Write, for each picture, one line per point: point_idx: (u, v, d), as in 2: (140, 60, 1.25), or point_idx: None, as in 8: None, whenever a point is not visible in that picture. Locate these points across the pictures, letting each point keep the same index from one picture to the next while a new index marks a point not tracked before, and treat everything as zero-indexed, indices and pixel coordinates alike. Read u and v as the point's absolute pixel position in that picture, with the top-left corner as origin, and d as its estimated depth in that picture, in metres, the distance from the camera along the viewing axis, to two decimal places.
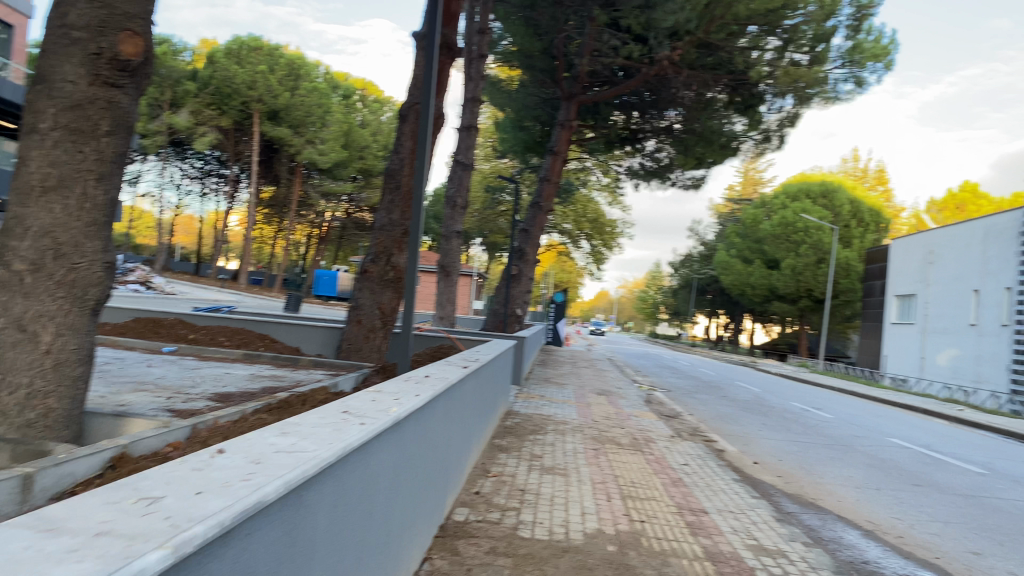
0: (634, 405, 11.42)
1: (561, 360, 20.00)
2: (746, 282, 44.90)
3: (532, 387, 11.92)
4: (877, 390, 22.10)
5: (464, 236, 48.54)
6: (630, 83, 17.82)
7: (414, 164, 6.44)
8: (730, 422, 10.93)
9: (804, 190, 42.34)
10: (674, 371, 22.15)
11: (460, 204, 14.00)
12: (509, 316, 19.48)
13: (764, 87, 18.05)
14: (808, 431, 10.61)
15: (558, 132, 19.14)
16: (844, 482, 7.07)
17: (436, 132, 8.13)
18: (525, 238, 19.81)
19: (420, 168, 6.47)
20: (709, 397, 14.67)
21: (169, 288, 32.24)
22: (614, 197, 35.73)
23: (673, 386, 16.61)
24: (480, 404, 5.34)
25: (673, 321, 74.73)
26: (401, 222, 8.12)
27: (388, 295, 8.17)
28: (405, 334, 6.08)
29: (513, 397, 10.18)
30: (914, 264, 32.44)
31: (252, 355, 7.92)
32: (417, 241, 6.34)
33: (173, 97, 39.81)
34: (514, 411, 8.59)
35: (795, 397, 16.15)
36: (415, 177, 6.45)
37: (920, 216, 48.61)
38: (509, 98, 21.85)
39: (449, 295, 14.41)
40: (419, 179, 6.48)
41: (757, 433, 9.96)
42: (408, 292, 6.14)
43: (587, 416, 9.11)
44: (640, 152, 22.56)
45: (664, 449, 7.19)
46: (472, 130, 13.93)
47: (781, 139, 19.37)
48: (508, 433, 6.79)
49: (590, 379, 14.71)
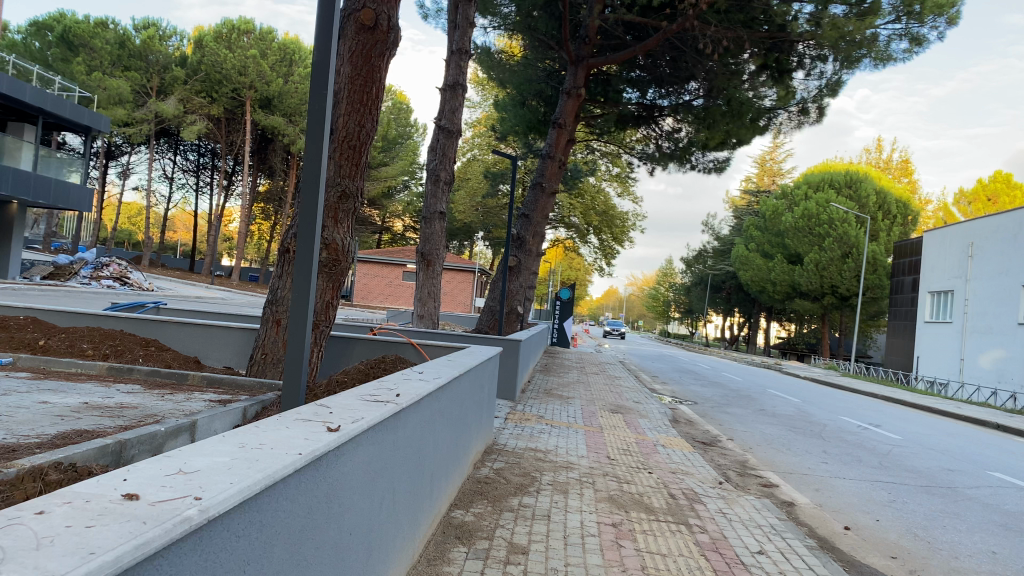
0: (658, 429, 8.93)
1: (567, 364, 17.55)
2: (765, 278, 42.17)
3: (527, 405, 9.43)
4: (921, 396, 19.70)
5: (469, 228, 46.06)
6: (648, 45, 15.26)
7: (315, 35, 3.65)
8: (781, 451, 8.50)
9: (827, 180, 39.82)
10: (693, 375, 19.79)
11: (444, 178, 11.60)
12: (508, 313, 16.79)
13: (802, 47, 15.61)
14: (885, 463, 8.18)
15: (563, 102, 16.54)
16: (993, 567, 4.62)
17: (384, 52, 5.85)
18: (526, 224, 17.07)
19: (327, 40, 3.63)
20: (744, 412, 12.19)
21: (149, 284, 29.82)
22: (625, 187, 33.28)
23: (698, 396, 14.16)
24: (403, 478, 2.86)
25: (684, 319, 72.17)
26: (339, 182, 5.81)
27: (320, 286, 5.87)
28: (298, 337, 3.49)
29: (500, 421, 7.70)
30: (952, 258, 29.77)
31: (121, 371, 5.53)
32: (315, 163, 3.57)
33: (161, 84, 37.53)
34: (499, 446, 6.18)
35: (840, 409, 13.72)
36: (318, 61, 3.63)
37: (949, 208, 46.12)
38: (508, 74, 19.47)
39: (431, 289, 11.87)
40: (324, 59, 3.65)
41: (830, 472, 7.47)
42: (303, 259, 3.53)
43: (598, 450, 6.71)
44: (655, 132, 20.18)
45: (720, 517, 4.71)
46: (458, 88, 11.45)
47: (821, 110, 17.16)
48: (480, 496, 4.40)
49: (600, 389, 12.32)
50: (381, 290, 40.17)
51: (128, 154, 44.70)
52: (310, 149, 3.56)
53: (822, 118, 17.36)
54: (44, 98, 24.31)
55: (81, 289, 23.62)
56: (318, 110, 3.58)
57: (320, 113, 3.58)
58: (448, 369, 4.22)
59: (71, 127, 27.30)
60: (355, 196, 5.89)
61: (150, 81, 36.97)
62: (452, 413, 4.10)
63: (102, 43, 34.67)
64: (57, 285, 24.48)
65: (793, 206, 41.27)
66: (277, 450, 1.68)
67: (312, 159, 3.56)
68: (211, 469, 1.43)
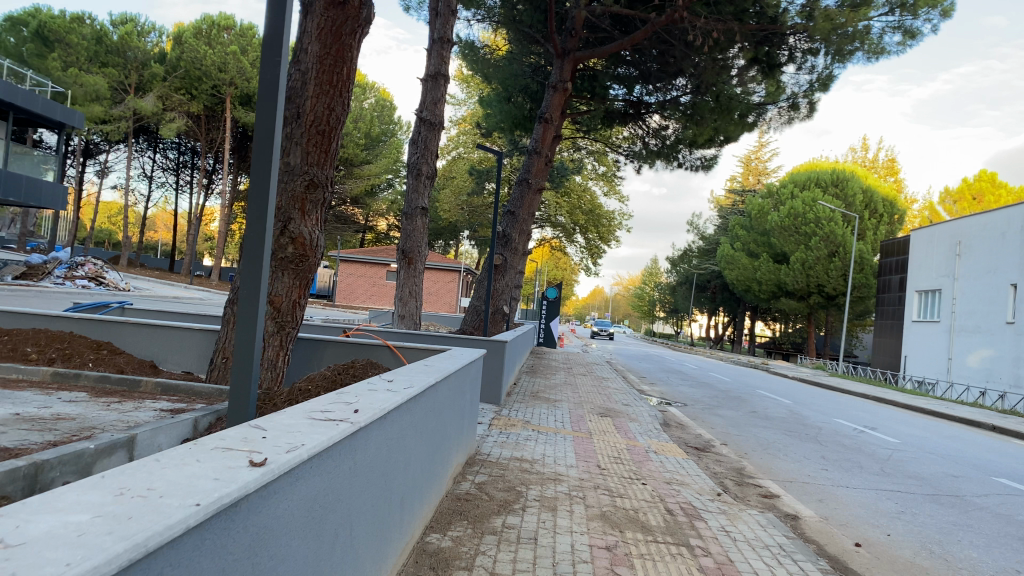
0: (650, 433, 8.51)
1: (554, 365, 17.10)
2: (751, 277, 41.90)
3: (513, 409, 9.00)
4: (911, 397, 19.43)
5: (453, 226, 45.58)
6: (636, 37, 14.82)
7: None
8: (778, 457, 8.12)
9: (813, 178, 39.63)
10: (681, 376, 19.40)
11: (425, 173, 11.13)
12: (493, 313, 16.28)
13: (793, 40, 15.26)
14: (887, 469, 7.82)
15: (549, 96, 16.11)
16: None
17: (356, 29, 5.44)
18: (512, 221, 16.58)
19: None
20: (736, 415, 11.80)
21: (126, 284, 29.14)
22: (611, 185, 32.92)
23: (689, 398, 13.77)
24: (365, 508, 2.41)
25: (670, 320, 71.93)
26: (307, 169, 5.37)
27: (286, 283, 5.42)
28: (249, 339, 3.03)
29: (483, 428, 7.24)
30: (939, 257, 29.60)
31: (67, 377, 5.04)
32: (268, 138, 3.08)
33: (139, 81, 36.72)
34: (482, 456, 5.75)
35: (833, 410, 13.38)
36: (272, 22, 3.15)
37: (934, 208, 46.09)
38: (493, 69, 19.02)
39: (413, 288, 11.40)
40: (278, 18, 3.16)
41: (832, 480, 7.10)
42: (255, 250, 3.06)
43: (588, 459, 6.28)
44: (642, 129, 19.77)
45: (723, 535, 4.31)
46: (440, 79, 11.02)
47: (811, 106, 16.82)
48: (460, 517, 3.96)
49: (588, 391, 11.89)
50: (364, 290, 39.60)
51: (106, 152, 43.78)
52: (262, 120, 3.08)
53: (812, 114, 17.00)
54: (15, 93, 23.75)
55: (55, 289, 22.95)
56: (272, 81, 3.13)
57: (274, 82, 3.10)
58: (428, 374, 3.78)
59: (44, 122, 26.66)
60: (325, 186, 5.46)
61: (129, 78, 36.17)
62: (430, 423, 3.66)
63: (78, 38, 33.86)
64: (28, 284, 23.73)
65: (779, 206, 41.06)
66: (166, 499, 1.25)
67: (265, 131, 3.08)
68: (43, 540, 1.03)
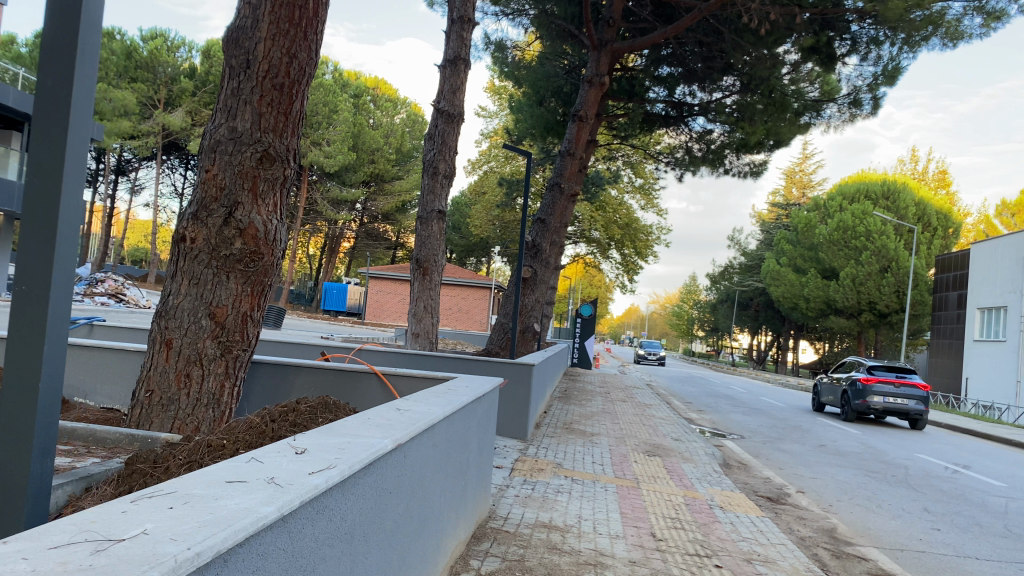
0: (708, 479, 6.99)
1: (589, 389, 15.61)
2: (798, 294, 39.73)
3: (542, 445, 7.56)
4: (988, 425, 17.45)
5: (486, 241, 44.34)
6: (681, 24, 13.33)
7: None
8: (872, 510, 6.51)
9: (863, 190, 37.52)
10: (728, 401, 17.79)
11: (442, 171, 9.76)
12: (522, 331, 14.76)
13: (856, 26, 13.84)
14: (1012, 529, 6.19)
15: (584, 93, 14.68)
16: None
17: None
18: (542, 229, 14.91)
19: None
20: (802, 450, 10.16)
21: (149, 302, 28.27)
22: (649, 199, 31.36)
23: (743, 428, 12.17)
24: None
25: (710, 337, 69.78)
26: (259, 137, 4.01)
27: (233, 289, 4.03)
28: (24, 385, 1.85)
29: (502, 474, 5.77)
30: (1004, 271, 27.23)
31: None
32: (63, 66, 1.90)
33: (169, 96, 35.55)
34: (496, 525, 4.27)
35: (911, 443, 11.67)
36: None
37: (990, 221, 43.66)
38: (523, 74, 17.67)
39: (428, 303, 9.99)
40: None
41: (952, 547, 5.50)
42: (38, 238, 1.86)
43: (640, 525, 4.76)
44: (685, 132, 18.13)
45: None
46: (459, 64, 9.64)
47: (876, 102, 15.20)
48: None
49: (629, 421, 10.40)
50: (394, 308, 38.45)
51: (137, 168, 43.07)
52: (55, 36, 1.92)
53: (877, 111, 15.29)
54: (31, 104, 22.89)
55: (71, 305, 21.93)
56: None
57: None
58: (396, 428, 2.31)
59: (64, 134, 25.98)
60: (285, 160, 4.11)
61: (157, 94, 34.97)
62: (390, 509, 2.18)
63: (108, 54, 33.19)
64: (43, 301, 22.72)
65: (827, 218, 39.03)
66: None
67: (54, 68, 1.91)
68: None
